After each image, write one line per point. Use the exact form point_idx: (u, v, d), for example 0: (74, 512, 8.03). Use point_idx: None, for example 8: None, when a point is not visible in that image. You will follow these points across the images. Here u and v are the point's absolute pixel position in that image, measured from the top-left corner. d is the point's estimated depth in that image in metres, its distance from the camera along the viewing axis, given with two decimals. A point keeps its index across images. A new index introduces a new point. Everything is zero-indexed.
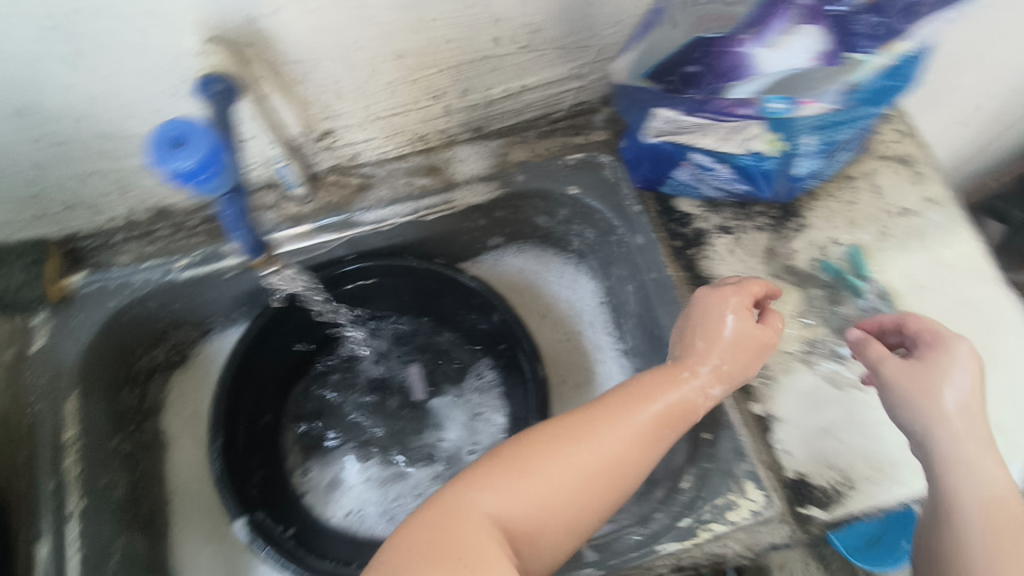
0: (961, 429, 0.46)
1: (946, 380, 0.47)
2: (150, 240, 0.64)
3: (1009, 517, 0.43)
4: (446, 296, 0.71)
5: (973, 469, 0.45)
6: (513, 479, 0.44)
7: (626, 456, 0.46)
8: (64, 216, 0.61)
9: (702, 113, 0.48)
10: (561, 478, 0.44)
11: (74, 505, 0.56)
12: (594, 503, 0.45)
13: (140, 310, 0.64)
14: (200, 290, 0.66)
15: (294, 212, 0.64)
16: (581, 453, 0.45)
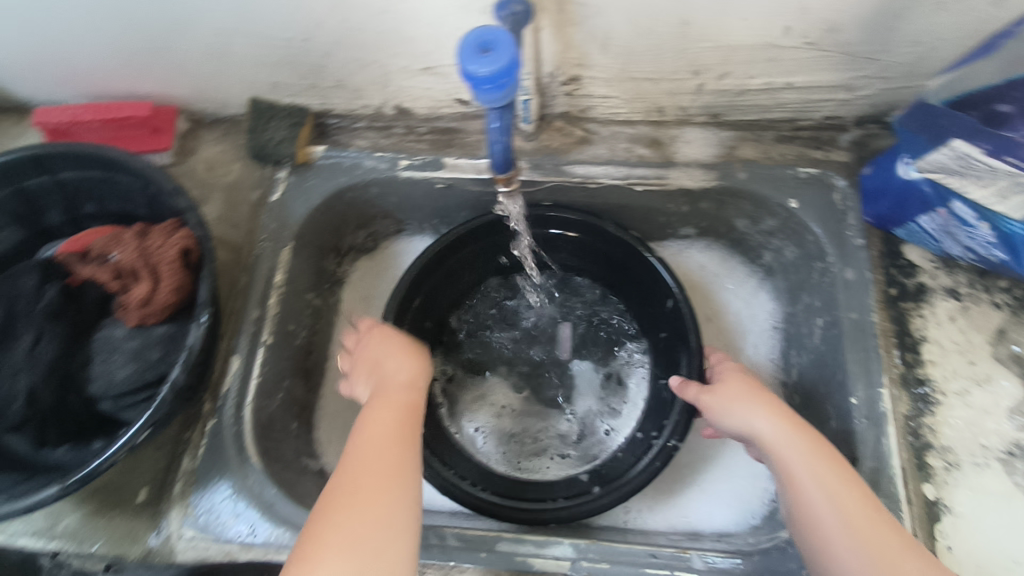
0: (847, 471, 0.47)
1: (751, 411, 0.52)
2: (387, 135, 0.70)
3: (881, 538, 0.44)
4: (627, 268, 0.71)
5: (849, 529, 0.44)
6: (358, 523, 0.42)
7: (393, 448, 0.47)
8: (329, 93, 0.67)
9: (1015, 157, 0.45)
10: (383, 491, 0.44)
11: (265, 339, 0.64)
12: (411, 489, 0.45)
13: (360, 193, 0.71)
14: (411, 192, 0.71)
15: (516, 146, 0.67)
16: (353, 501, 0.43)
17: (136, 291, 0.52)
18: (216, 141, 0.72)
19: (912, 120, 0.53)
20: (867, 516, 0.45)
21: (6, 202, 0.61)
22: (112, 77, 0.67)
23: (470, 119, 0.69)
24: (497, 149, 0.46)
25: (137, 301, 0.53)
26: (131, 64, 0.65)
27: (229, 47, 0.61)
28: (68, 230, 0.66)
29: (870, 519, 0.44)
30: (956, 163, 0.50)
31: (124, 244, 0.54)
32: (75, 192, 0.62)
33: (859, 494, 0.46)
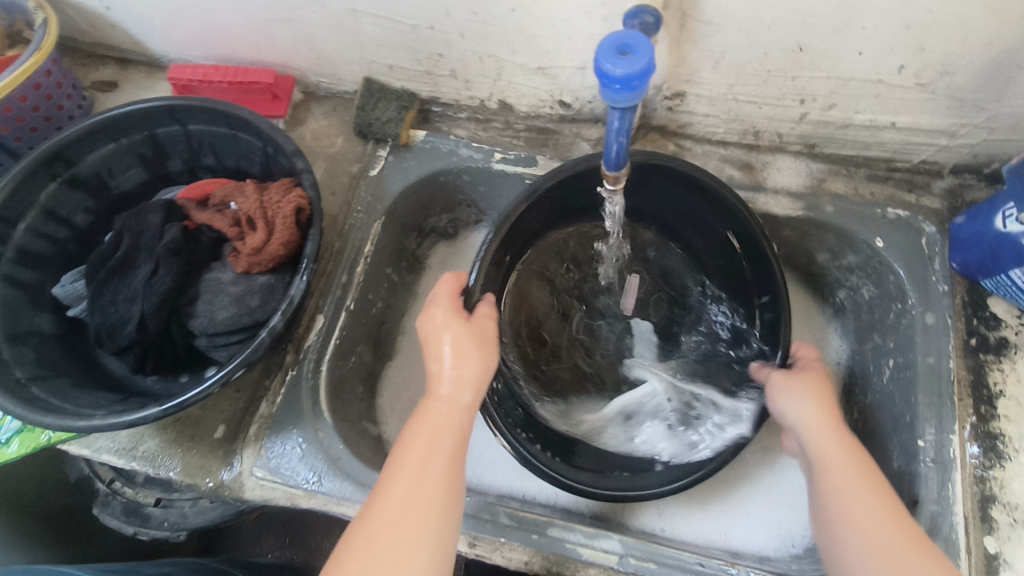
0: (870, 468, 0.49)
1: (798, 396, 0.54)
2: (486, 127, 0.74)
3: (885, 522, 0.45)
4: (724, 249, 0.66)
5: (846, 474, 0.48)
6: (409, 469, 0.44)
7: (439, 432, 0.46)
8: (439, 81, 0.71)
9: None
10: (428, 481, 0.44)
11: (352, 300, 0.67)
12: (452, 479, 0.45)
13: (451, 179, 0.74)
14: (501, 183, 0.74)
15: None
16: (407, 459, 0.45)
17: (253, 238, 0.56)
18: (324, 114, 0.77)
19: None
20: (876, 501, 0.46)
21: (137, 144, 0.66)
22: (244, 43, 0.72)
23: (568, 122, 0.72)
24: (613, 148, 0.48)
25: (251, 249, 0.56)
26: (264, 32, 0.70)
27: (359, 26, 0.65)
28: (182, 178, 0.71)
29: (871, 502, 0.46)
30: None
31: (248, 197, 0.58)
32: (198, 143, 0.67)
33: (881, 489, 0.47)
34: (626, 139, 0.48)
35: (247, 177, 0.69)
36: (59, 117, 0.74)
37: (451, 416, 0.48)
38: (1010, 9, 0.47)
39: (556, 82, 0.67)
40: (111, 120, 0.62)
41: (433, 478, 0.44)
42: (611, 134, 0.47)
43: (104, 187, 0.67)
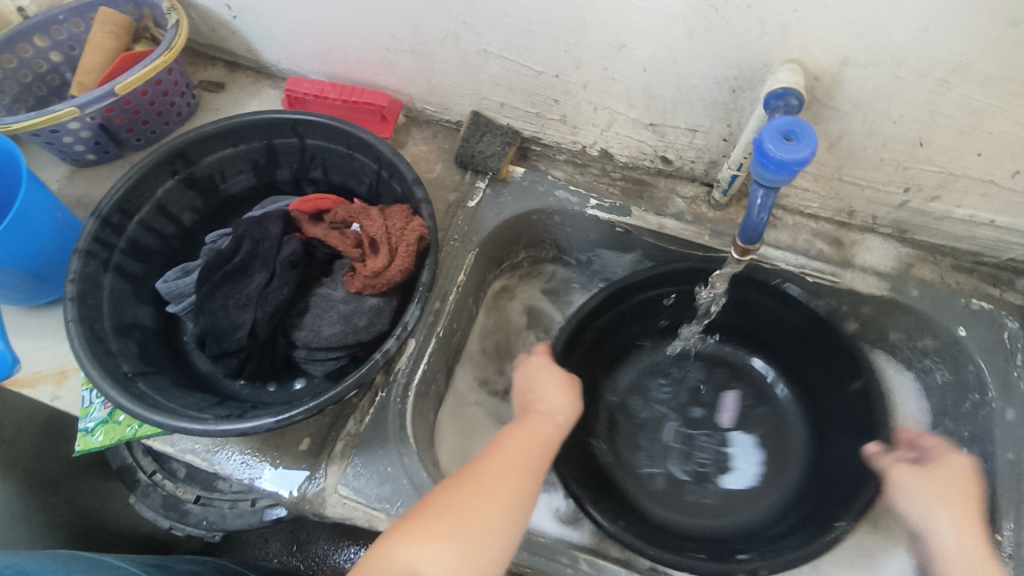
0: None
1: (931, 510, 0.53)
2: (583, 172, 0.76)
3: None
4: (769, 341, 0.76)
5: None
6: (485, 506, 0.45)
7: (532, 446, 0.51)
8: (545, 123, 0.73)
9: None
10: (494, 496, 0.46)
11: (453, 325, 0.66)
12: (536, 479, 0.49)
13: (543, 219, 0.75)
14: (590, 228, 0.75)
15: (702, 213, 0.72)
16: (485, 496, 0.46)
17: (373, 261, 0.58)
18: (424, 140, 0.78)
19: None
20: None
21: (253, 151, 0.68)
22: (360, 64, 0.74)
23: (664, 177, 0.74)
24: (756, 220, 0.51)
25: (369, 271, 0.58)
26: (384, 57, 0.71)
27: (483, 64, 0.67)
28: (286, 188, 0.73)
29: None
30: None
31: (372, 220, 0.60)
32: (310, 158, 0.69)
33: None
34: (767, 213, 0.50)
35: (351, 195, 0.71)
36: (168, 113, 0.76)
37: (546, 439, 0.52)
38: None
39: (663, 139, 0.68)
40: (234, 125, 0.64)
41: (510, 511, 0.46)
42: (755, 208, 0.50)
43: (214, 188, 0.68)
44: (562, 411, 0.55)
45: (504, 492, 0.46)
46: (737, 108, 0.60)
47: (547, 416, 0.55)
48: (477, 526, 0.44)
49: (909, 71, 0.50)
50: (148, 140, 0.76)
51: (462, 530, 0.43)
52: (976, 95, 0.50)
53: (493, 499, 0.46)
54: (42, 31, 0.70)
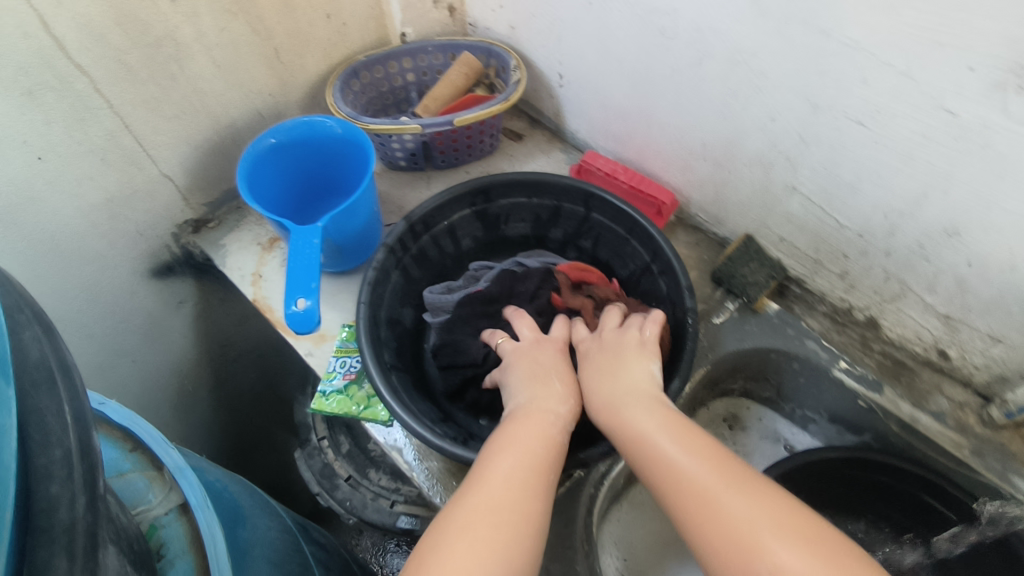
0: (696, 478, 0.44)
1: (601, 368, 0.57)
2: (839, 332, 0.73)
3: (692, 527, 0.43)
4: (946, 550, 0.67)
5: (682, 490, 0.44)
6: (493, 521, 0.44)
7: (528, 443, 0.50)
8: (820, 273, 0.71)
9: None
10: (505, 509, 0.45)
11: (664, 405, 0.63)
12: (541, 482, 0.48)
13: (781, 361, 0.73)
14: (828, 387, 0.71)
15: (966, 423, 0.65)
16: (490, 504, 0.45)
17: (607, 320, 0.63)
18: (686, 244, 0.80)
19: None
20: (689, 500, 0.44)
21: (542, 207, 0.73)
22: (657, 159, 0.78)
23: (932, 369, 0.68)
24: None
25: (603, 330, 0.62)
26: (684, 160, 0.75)
27: (783, 201, 0.67)
28: (552, 246, 0.78)
29: (718, 541, 0.41)
30: None
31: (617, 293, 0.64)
32: (587, 229, 0.73)
33: (710, 455, 0.46)
34: None
35: (608, 273, 0.75)
36: (475, 148, 0.85)
37: (549, 437, 0.51)
38: None
39: (953, 335, 0.63)
40: (539, 182, 0.70)
41: (522, 518, 0.45)
42: None
43: (495, 226, 0.75)
44: (565, 401, 0.55)
45: (510, 507, 0.45)
46: None
47: (540, 407, 0.54)
48: (489, 551, 0.42)
49: None
50: (449, 164, 0.86)
51: (500, 549, 0.43)
52: None
53: (499, 514, 0.44)
54: (410, 56, 0.83)
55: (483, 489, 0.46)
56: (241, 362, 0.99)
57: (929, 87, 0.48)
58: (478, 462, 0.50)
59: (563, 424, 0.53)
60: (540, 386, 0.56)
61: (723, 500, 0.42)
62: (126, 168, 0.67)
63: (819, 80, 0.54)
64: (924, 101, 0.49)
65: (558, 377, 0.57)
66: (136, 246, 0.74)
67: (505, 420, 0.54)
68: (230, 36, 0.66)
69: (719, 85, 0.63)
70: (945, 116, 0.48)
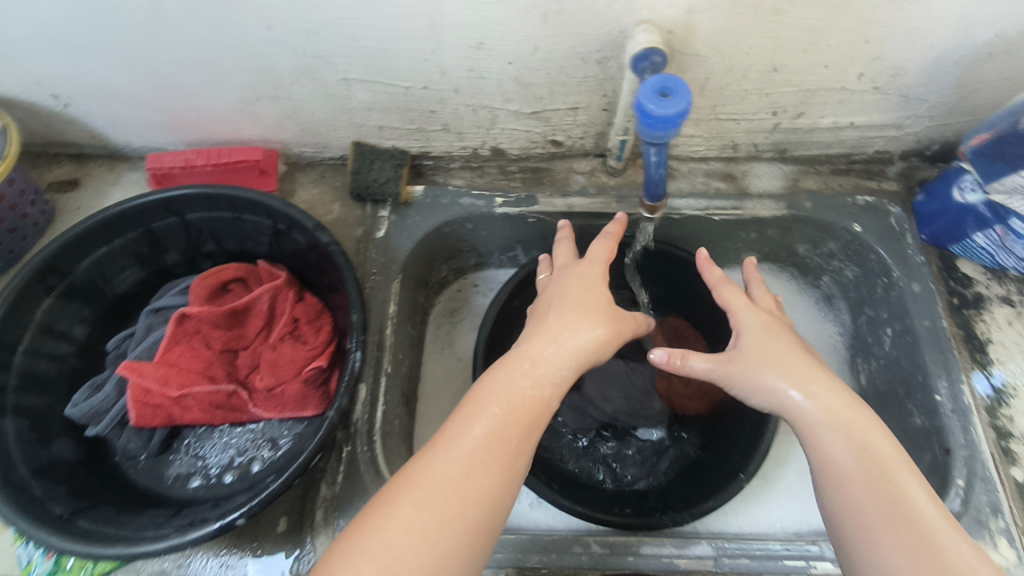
0: (911, 484, 0.43)
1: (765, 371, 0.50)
2: (481, 174, 0.75)
3: (899, 540, 0.41)
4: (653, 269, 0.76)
5: (888, 468, 0.44)
6: (437, 504, 0.42)
7: (497, 404, 0.47)
8: (432, 136, 0.72)
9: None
10: (454, 485, 0.43)
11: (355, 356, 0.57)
12: (511, 454, 0.45)
13: (456, 229, 0.75)
14: (502, 225, 0.75)
15: (604, 182, 0.73)
16: (434, 475, 0.43)
17: (732, 299, 0.58)
18: (313, 184, 0.75)
19: (987, 150, 0.61)
20: (897, 508, 0.42)
21: (135, 242, 0.63)
22: (222, 124, 0.70)
23: (558, 158, 0.75)
24: (658, 177, 0.54)
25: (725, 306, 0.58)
26: (246, 111, 0.68)
27: (351, 95, 0.65)
28: (180, 270, 0.68)
29: (903, 514, 0.42)
30: None
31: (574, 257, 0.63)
32: (196, 233, 0.65)
33: (896, 473, 0.44)
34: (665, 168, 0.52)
35: (253, 258, 0.68)
36: (24, 227, 0.68)
37: (523, 397, 0.48)
38: (948, 19, 0.55)
39: (548, 122, 0.69)
40: (103, 222, 0.59)
41: (471, 497, 0.43)
42: (653, 166, 0.52)
43: (103, 290, 0.64)
44: (561, 329, 0.51)
45: (461, 493, 0.43)
46: (606, 77, 0.62)
47: (532, 357, 0.49)
48: (425, 544, 0.41)
49: (745, 6, 0.53)
50: (10, 260, 0.69)
51: (436, 532, 0.41)
52: (810, 15, 0.54)
53: (447, 501, 0.42)
54: None
55: (439, 462, 0.44)
56: None
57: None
58: (452, 416, 0.47)
59: (551, 376, 0.49)
60: (549, 340, 0.51)
61: (917, 482, 0.44)
62: None
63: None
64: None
65: (561, 314, 0.52)
66: None
67: (498, 362, 0.51)
68: None
69: (204, 23, 0.56)
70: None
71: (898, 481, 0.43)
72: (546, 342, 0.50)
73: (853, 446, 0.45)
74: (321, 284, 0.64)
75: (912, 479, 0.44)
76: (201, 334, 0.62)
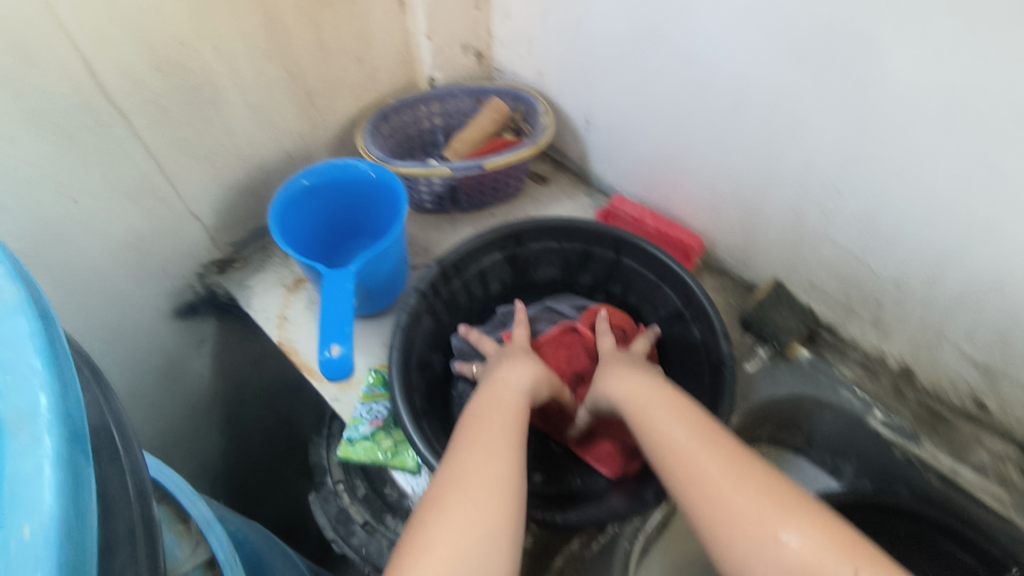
0: (658, 412, 0.51)
1: (625, 391, 0.55)
2: (873, 380, 0.71)
3: (740, 546, 0.41)
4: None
5: (701, 468, 0.45)
6: (460, 499, 0.44)
7: (483, 412, 0.53)
8: (855, 320, 0.69)
9: None
10: (479, 475, 0.46)
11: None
12: (507, 436, 0.50)
13: (816, 411, 0.72)
14: (861, 438, 0.70)
15: (1009, 478, 0.64)
16: (443, 473, 0.47)
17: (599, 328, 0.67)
18: (714, 291, 0.80)
19: None
20: (719, 531, 0.42)
21: (570, 252, 0.73)
22: (684, 204, 0.78)
23: (969, 420, 0.66)
24: None
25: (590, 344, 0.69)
26: (711, 204, 0.75)
27: (814, 249, 0.67)
28: (580, 290, 0.78)
29: None
30: None
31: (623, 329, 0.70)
32: (617, 274, 0.73)
33: (746, 494, 0.42)
34: None
35: (638, 319, 0.75)
36: (501, 190, 0.85)
37: (506, 402, 0.54)
38: None
39: (991, 384, 0.61)
40: (568, 226, 0.70)
41: (494, 501, 0.44)
42: None
43: (524, 270, 0.75)
44: (526, 379, 0.57)
45: (489, 477, 0.46)
46: None
47: (502, 376, 0.58)
48: (466, 533, 0.42)
49: None
50: (475, 206, 0.86)
51: (451, 512, 0.43)
52: None
53: (482, 481, 0.46)
54: (436, 100, 0.84)
55: (441, 462, 0.49)
56: (255, 402, 0.96)
57: (978, 136, 0.47)
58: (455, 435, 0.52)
59: (518, 387, 0.56)
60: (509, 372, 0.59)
61: (681, 422, 0.49)
62: (157, 207, 0.66)
63: (860, 130, 0.54)
64: (971, 150, 0.48)
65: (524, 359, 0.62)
66: (158, 285, 0.73)
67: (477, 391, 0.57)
68: (266, 78, 0.66)
69: (754, 134, 0.63)
70: (993, 165, 0.47)
71: (646, 414, 0.52)
72: (489, 374, 0.60)
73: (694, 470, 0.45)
74: (684, 379, 0.68)
75: (704, 432, 0.48)
76: (574, 351, 0.69)
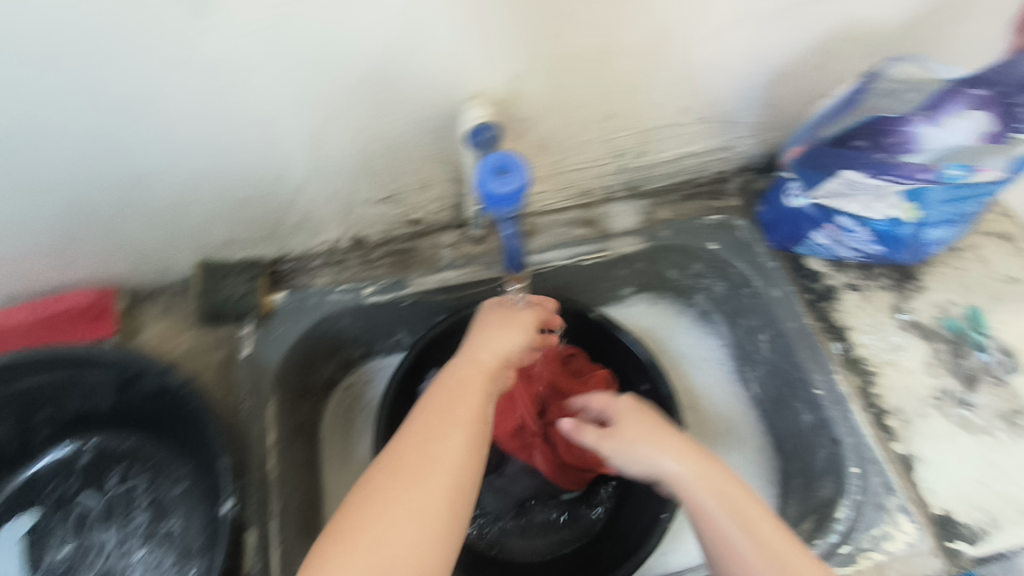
0: (687, 490, 0.52)
1: (642, 442, 0.56)
2: (346, 267, 0.72)
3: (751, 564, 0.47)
4: None
5: (750, 518, 0.49)
6: (411, 521, 0.44)
7: (457, 412, 0.51)
8: (286, 239, 0.68)
9: (888, 176, 0.55)
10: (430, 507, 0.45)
11: (228, 505, 0.51)
12: (469, 447, 0.49)
13: (330, 327, 0.70)
14: (375, 314, 0.72)
15: (471, 251, 0.73)
16: (401, 507, 0.45)
17: (604, 403, 0.63)
18: (158, 318, 0.69)
19: (806, 161, 0.62)
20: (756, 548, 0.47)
21: None
22: (43, 272, 0.63)
23: (420, 237, 0.74)
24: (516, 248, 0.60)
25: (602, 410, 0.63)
26: (62, 250, 0.61)
27: (188, 214, 0.61)
28: (9, 448, 0.59)
29: None
30: (846, 187, 0.60)
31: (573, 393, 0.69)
32: (18, 404, 0.56)
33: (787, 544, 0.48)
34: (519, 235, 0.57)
35: (96, 414, 0.60)
36: None
37: (479, 384, 0.55)
38: (741, 54, 0.60)
39: (401, 205, 0.68)
40: None
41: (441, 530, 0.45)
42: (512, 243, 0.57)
43: None
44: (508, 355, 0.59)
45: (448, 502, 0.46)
46: (448, 153, 0.62)
47: (481, 357, 0.57)
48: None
49: (566, 71, 0.56)
50: None
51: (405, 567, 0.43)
52: (625, 68, 0.58)
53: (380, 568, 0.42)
54: None
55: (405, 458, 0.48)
56: None
57: (150, 50, 0.44)
58: (403, 429, 0.51)
59: (493, 356, 0.58)
60: (470, 363, 0.57)
61: (743, 492, 0.51)
62: None
63: (73, 102, 0.47)
64: (165, 65, 0.46)
65: (494, 326, 0.61)
66: None
67: (455, 363, 0.57)
68: None
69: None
70: (196, 64, 0.46)
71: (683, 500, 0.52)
72: (488, 338, 0.60)
73: (749, 523, 0.49)
74: (175, 425, 0.57)
75: (771, 553, 0.47)
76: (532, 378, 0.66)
